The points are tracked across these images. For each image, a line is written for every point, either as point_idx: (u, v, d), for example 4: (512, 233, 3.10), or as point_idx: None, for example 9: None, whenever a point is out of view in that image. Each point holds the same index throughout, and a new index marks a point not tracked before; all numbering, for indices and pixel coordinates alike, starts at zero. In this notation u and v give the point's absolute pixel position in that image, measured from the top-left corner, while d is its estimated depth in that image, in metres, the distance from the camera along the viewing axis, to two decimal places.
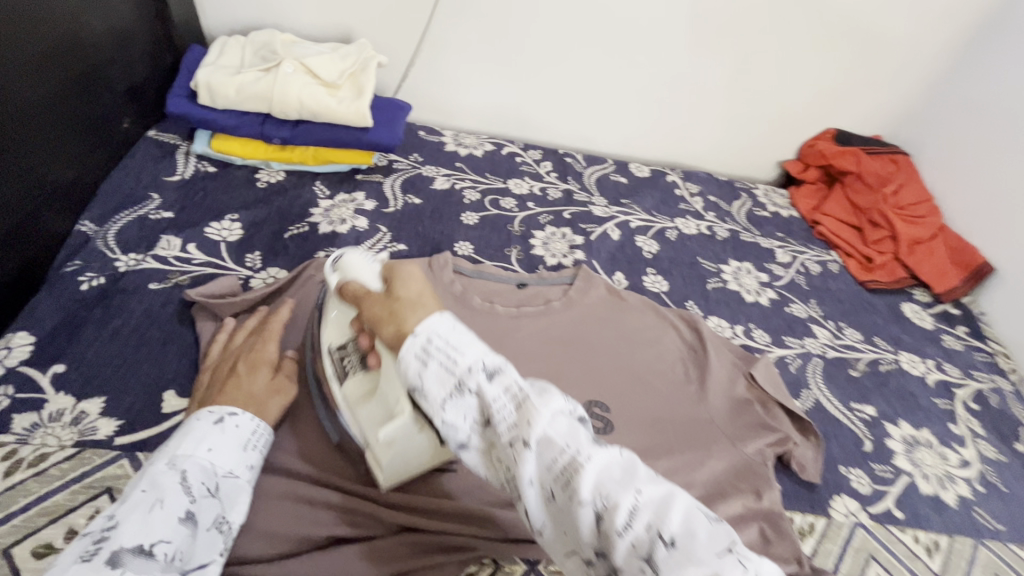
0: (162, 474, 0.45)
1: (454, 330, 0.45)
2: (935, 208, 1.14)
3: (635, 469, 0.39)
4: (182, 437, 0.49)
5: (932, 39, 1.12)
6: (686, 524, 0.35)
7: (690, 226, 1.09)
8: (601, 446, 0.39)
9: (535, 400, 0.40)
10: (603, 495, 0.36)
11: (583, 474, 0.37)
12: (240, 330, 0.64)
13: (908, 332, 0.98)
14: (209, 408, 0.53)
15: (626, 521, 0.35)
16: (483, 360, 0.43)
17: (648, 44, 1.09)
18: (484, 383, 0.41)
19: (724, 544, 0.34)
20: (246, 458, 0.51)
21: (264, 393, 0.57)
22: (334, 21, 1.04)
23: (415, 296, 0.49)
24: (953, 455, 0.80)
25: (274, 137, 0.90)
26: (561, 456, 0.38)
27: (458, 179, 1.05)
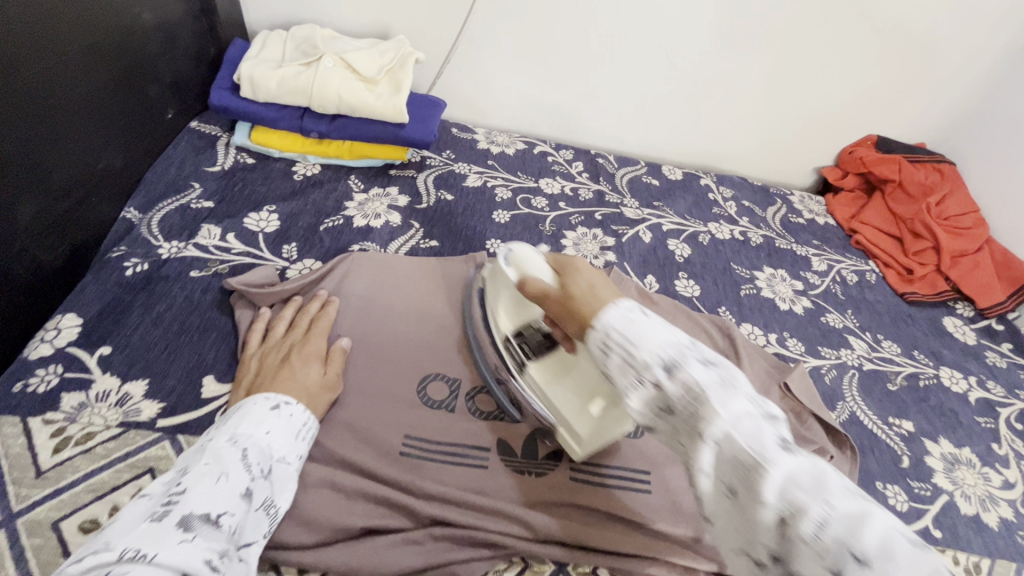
0: (224, 449, 0.47)
1: (647, 322, 0.45)
2: (982, 220, 1.09)
3: (830, 479, 0.35)
4: (241, 417, 0.51)
5: (985, 46, 1.08)
6: (886, 543, 0.32)
7: (723, 231, 1.07)
8: (789, 451, 0.37)
9: (716, 394, 0.39)
10: (789, 498, 0.35)
11: (767, 478, 0.36)
12: (282, 324, 0.66)
13: (949, 347, 0.95)
14: (265, 394, 0.55)
15: (814, 532, 0.33)
16: (672, 346, 0.42)
17: (686, 45, 1.08)
18: (661, 379, 0.41)
19: (923, 562, 0.31)
20: (297, 447, 0.53)
21: (316, 384, 0.60)
22: (373, 18, 1.05)
23: (586, 291, 0.51)
24: (996, 476, 0.77)
25: (312, 131, 0.91)
26: (745, 455, 0.37)
27: (490, 177, 1.05)
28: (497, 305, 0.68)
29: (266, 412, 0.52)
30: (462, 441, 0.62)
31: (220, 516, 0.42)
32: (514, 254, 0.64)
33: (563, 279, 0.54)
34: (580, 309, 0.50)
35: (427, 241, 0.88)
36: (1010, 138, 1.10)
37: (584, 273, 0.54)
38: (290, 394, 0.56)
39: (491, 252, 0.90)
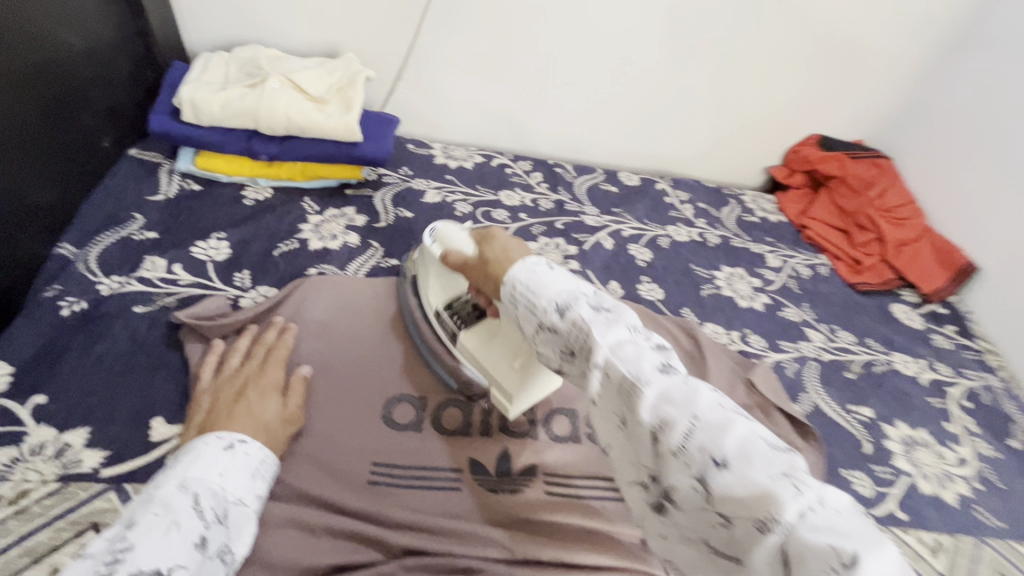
0: (175, 495, 0.44)
1: (550, 274, 0.49)
2: (918, 211, 1.16)
3: (698, 392, 0.39)
4: (191, 459, 0.48)
5: (910, 47, 1.15)
6: (745, 447, 0.36)
7: (681, 233, 1.10)
8: (666, 373, 0.40)
9: (600, 327, 0.43)
10: (661, 415, 0.38)
11: (642, 397, 0.39)
12: (237, 355, 0.63)
13: (899, 333, 0.99)
14: (218, 432, 0.51)
15: (682, 442, 0.37)
16: (571, 291, 0.47)
17: (635, 54, 1.10)
18: (556, 319, 0.45)
19: (779, 467, 0.34)
20: (254, 486, 0.50)
21: (276, 420, 0.57)
22: (320, 37, 1.03)
23: (500, 254, 0.55)
24: (951, 454, 0.80)
25: (261, 153, 0.89)
26: (624, 378, 0.40)
27: (449, 192, 1.04)
28: (428, 285, 0.71)
29: (218, 452, 0.49)
30: (432, 464, 0.61)
31: (171, 570, 0.39)
32: (441, 232, 0.67)
33: (481, 246, 0.58)
34: (494, 270, 0.54)
35: (387, 260, 0.86)
36: (939, 131, 1.16)
37: (500, 239, 0.57)
38: (247, 432, 0.54)
39: None
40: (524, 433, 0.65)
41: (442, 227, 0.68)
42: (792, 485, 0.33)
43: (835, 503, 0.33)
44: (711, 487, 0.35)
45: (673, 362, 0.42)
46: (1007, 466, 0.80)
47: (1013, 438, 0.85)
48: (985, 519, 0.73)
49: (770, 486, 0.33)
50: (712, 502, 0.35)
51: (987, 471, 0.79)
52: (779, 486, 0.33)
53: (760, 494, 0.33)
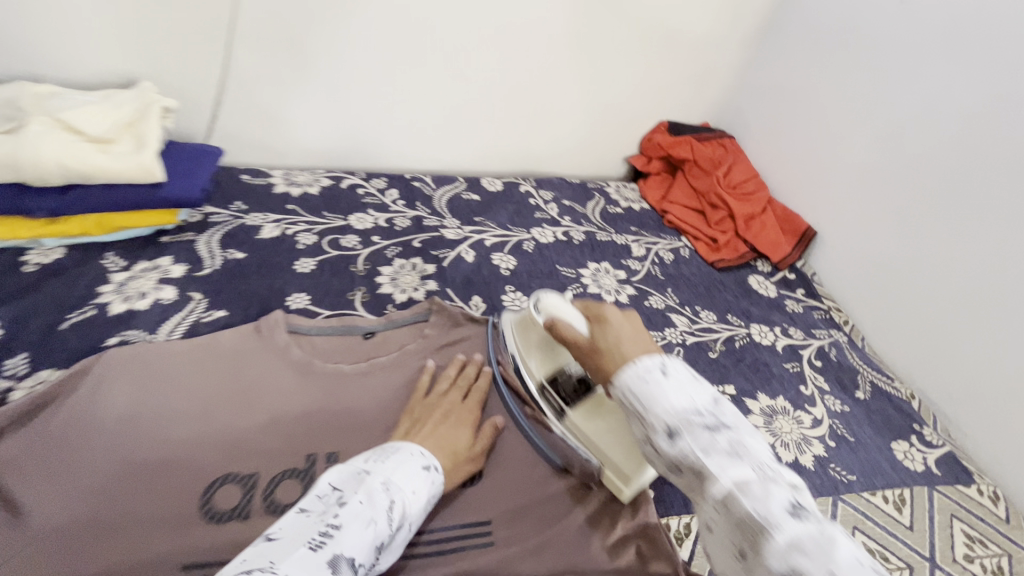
0: (378, 492, 0.51)
1: (665, 383, 0.51)
2: (762, 184, 1.23)
3: (834, 545, 0.39)
4: (398, 465, 0.55)
5: (733, 32, 1.22)
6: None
7: (546, 234, 1.08)
8: (798, 521, 0.41)
9: (718, 459, 0.45)
10: (792, 563, 0.39)
11: (772, 543, 0.40)
12: (446, 380, 0.71)
13: (756, 304, 1.04)
14: (420, 449, 0.59)
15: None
16: (686, 410, 0.49)
17: (473, 58, 1.08)
18: (702, 428, 0.47)
19: None
20: (426, 511, 0.56)
21: (461, 447, 0.63)
22: (108, 65, 0.90)
23: (613, 344, 0.58)
24: (807, 417, 0.84)
25: (38, 210, 0.75)
26: (750, 518, 0.42)
27: (290, 223, 0.95)
28: (530, 357, 0.72)
29: (419, 469, 0.56)
30: None
31: (356, 563, 0.46)
32: (545, 303, 0.67)
33: (596, 329, 0.61)
34: (608, 363, 0.57)
35: (211, 312, 0.76)
36: (770, 107, 1.24)
37: (615, 326, 0.60)
38: (438, 457, 0.60)
39: (292, 308, 0.80)
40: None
41: (546, 296, 0.68)
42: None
43: None
44: None
45: (807, 509, 0.42)
46: (854, 417, 0.86)
47: (859, 389, 0.91)
48: (839, 475, 0.77)
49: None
50: None
51: (838, 426, 0.84)
52: None
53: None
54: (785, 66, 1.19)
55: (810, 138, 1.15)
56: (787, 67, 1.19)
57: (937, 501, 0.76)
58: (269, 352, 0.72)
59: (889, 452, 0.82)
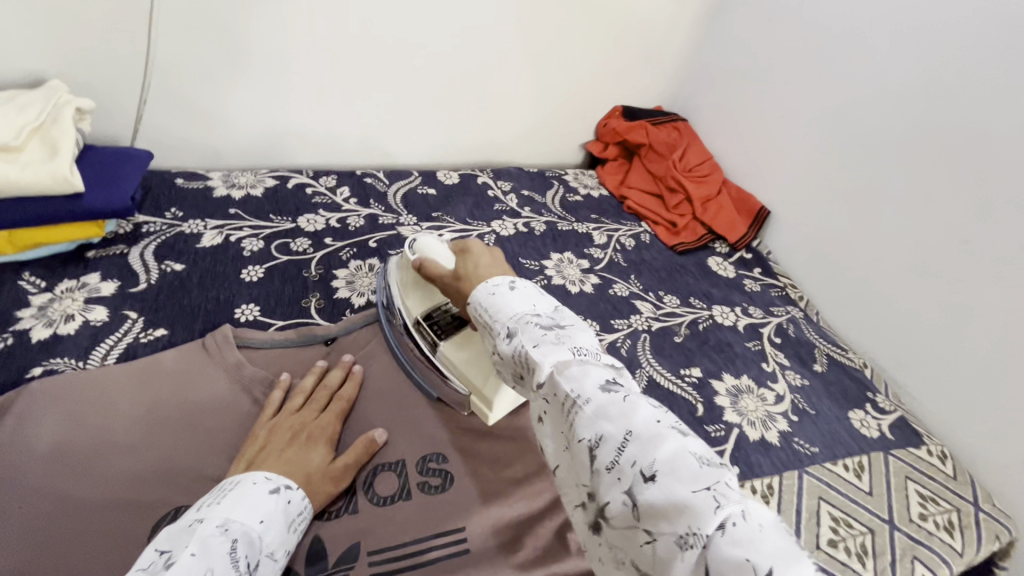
0: (213, 539, 0.45)
1: (509, 295, 0.56)
2: (716, 166, 1.24)
3: (634, 410, 0.44)
4: (238, 499, 0.49)
5: (682, 14, 1.22)
6: (673, 461, 0.40)
7: (507, 227, 1.06)
8: (606, 392, 0.45)
9: (544, 349, 0.49)
10: (597, 430, 0.43)
11: (582, 415, 0.44)
12: (300, 396, 0.65)
13: (717, 285, 1.06)
14: (265, 473, 0.53)
15: (613, 457, 0.42)
16: (525, 314, 0.53)
17: (422, 46, 1.04)
18: (535, 327, 0.52)
19: (703, 483, 0.39)
20: (287, 539, 0.50)
21: (317, 466, 0.58)
22: (12, 63, 0.80)
23: (473, 269, 0.64)
24: (770, 393, 0.86)
25: None
26: (566, 397, 0.46)
27: (233, 229, 0.89)
28: (405, 289, 0.75)
29: (264, 494, 0.50)
30: None
31: None
32: (420, 243, 0.72)
33: (460, 257, 0.67)
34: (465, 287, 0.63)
35: (150, 332, 0.70)
36: (719, 89, 1.25)
37: (479, 255, 0.66)
38: (289, 475, 0.54)
39: (242, 321, 0.75)
40: (330, 513, 0.58)
41: (421, 237, 0.73)
42: (710, 498, 0.38)
43: (758, 519, 0.37)
44: (639, 499, 0.40)
45: (619, 384, 0.47)
46: (814, 390, 0.89)
47: (817, 362, 0.94)
48: (803, 449, 0.79)
49: (688, 498, 0.38)
50: (638, 512, 0.40)
51: (800, 401, 0.86)
52: (694, 494, 0.38)
53: (676, 504, 0.38)
54: (732, 48, 1.21)
55: (759, 119, 1.17)
56: (734, 49, 1.21)
57: (893, 465, 0.80)
58: (216, 370, 0.67)
59: (846, 421, 0.85)
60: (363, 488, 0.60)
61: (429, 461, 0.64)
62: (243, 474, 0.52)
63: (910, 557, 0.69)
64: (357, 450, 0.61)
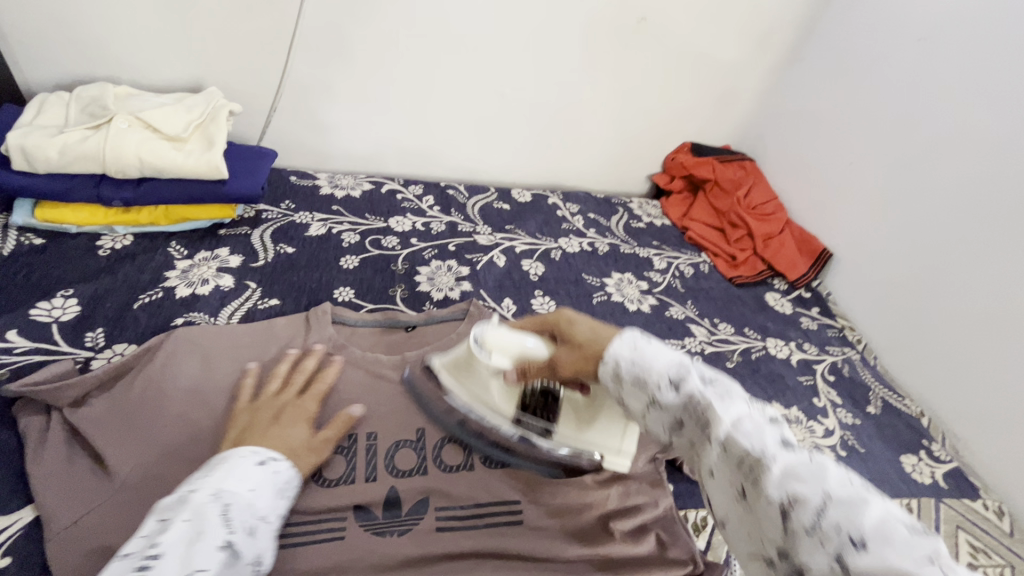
0: (207, 505, 0.48)
1: (653, 352, 0.52)
2: (780, 206, 1.28)
3: (827, 470, 0.39)
4: (226, 471, 0.52)
5: (757, 62, 1.29)
6: (882, 527, 0.35)
7: (573, 244, 1.14)
8: (789, 450, 0.42)
9: (718, 402, 0.46)
10: (789, 490, 0.39)
11: (770, 471, 0.40)
12: (276, 380, 0.68)
13: (772, 319, 1.09)
14: (252, 448, 0.57)
15: (814, 521, 0.37)
16: (679, 367, 0.50)
17: (512, 77, 1.15)
18: (697, 384, 0.48)
19: (926, 554, 0.33)
20: (278, 505, 0.54)
21: (301, 443, 0.62)
22: (182, 72, 0.98)
23: (591, 336, 0.59)
24: (819, 427, 0.88)
25: (114, 199, 0.82)
26: (746, 454, 0.42)
27: (335, 223, 1.01)
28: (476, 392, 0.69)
29: (252, 466, 0.54)
30: (317, 518, 0.60)
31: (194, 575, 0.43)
32: (489, 338, 0.65)
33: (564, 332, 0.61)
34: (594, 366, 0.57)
35: (266, 301, 0.83)
36: (789, 133, 1.30)
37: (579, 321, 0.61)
38: (276, 449, 0.59)
39: (339, 301, 0.86)
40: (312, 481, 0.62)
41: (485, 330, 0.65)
42: (941, 571, 0.32)
43: None
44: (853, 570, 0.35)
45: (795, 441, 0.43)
46: (866, 430, 0.90)
47: (871, 405, 0.95)
48: None
49: (916, 571, 0.33)
50: None
51: (849, 438, 0.87)
52: (925, 569, 0.33)
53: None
54: (805, 95, 1.26)
55: (826, 164, 1.20)
56: (807, 96, 1.25)
57: (944, 512, 0.80)
58: (315, 338, 0.78)
59: (898, 464, 0.85)
60: (432, 455, 0.68)
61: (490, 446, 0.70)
62: (230, 452, 0.56)
63: None
64: (335, 427, 0.65)
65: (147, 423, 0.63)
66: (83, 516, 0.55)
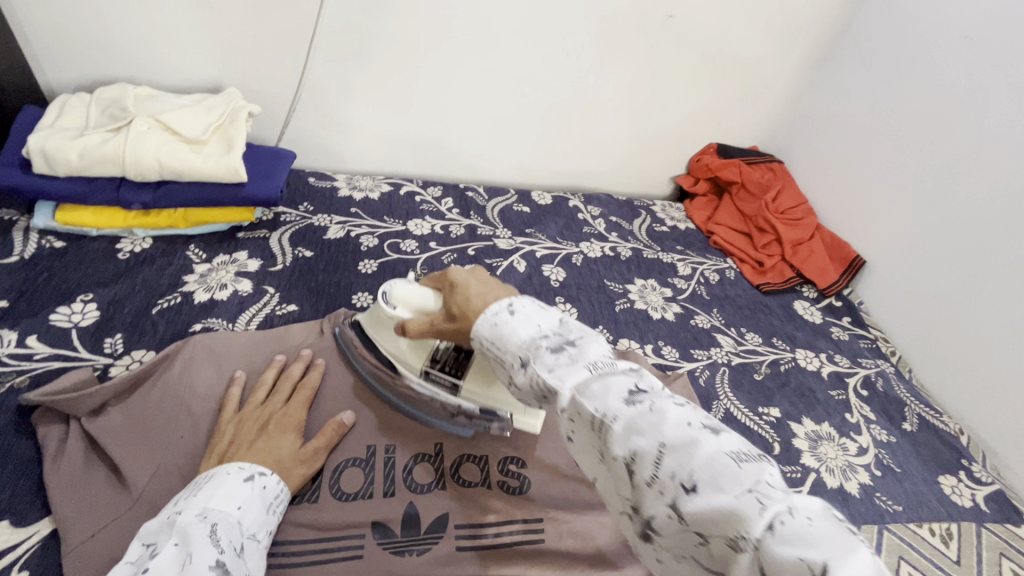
0: (191, 526, 0.48)
1: (512, 320, 0.50)
2: (810, 210, 1.23)
3: (664, 417, 0.40)
4: (213, 489, 0.52)
5: (788, 60, 1.24)
6: (709, 466, 0.36)
7: (594, 249, 1.11)
8: (632, 403, 0.41)
9: (561, 373, 0.45)
10: (631, 446, 0.40)
11: (614, 432, 0.41)
12: (263, 388, 0.67)
13: (801, 328, 1.05)
14: (239, 463, 0.56)
15: (652, 472, 0.38)
16: (533, 337, 0.49)
17: (533, 77, 1.12)
18: (547, 355, 0.47)
19: (742, 485, 0.35)
20: (267, 522, 0.53)
21: (292, 454, 0.60)
22: (202, 73, 0.97)
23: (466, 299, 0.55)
24: (852, 444, 0.84)
25: (133, 202, 0.82)
26: (596, 418, 0.42)
27: (354, 226, 1.00)
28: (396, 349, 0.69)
29: (239, 482, 0.53)
30: (335, 535, 0.58)
31: None
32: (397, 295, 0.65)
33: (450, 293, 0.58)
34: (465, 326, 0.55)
35: (284, 306, 0.81)
36: (820, 134, 1.25)
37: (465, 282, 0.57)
38: (262, 463, 0.57)
39: (358, 307, 0.85)
40: (301, 496, 0.61)
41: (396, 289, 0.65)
42: (756, 502, 0.33)
43: (806, 511, 0.33)
44: (685, 514, 0.36)
45: (645, 389, 0.43)
46: (901, 449, 0.86)
47: (906, 421, 0.91)
48: (885, 505, 0.77)
49: (734, 505, 0.34)
50: (688, 525, 0.36)
51: (884, 456, 0.84)
52: (744, 504, 0.34)
53: (725, 513, 0.34)
54: (838, 95, 1.21)
55: (859, 167, 1.16)
56: (840, 96, 1.20)
57: (986, 538, 0.76)
58: (333, 346, 0.76)
59: (936, 485, 0.81)
60: (451, 470, 0.66)
61: (509, 462, 0.68)
62: (217, 469, 0.55)
63: None
64: (325, 435, 0.64)
65: (163, 434, 0.62)
66: (100, 530, 0.54)
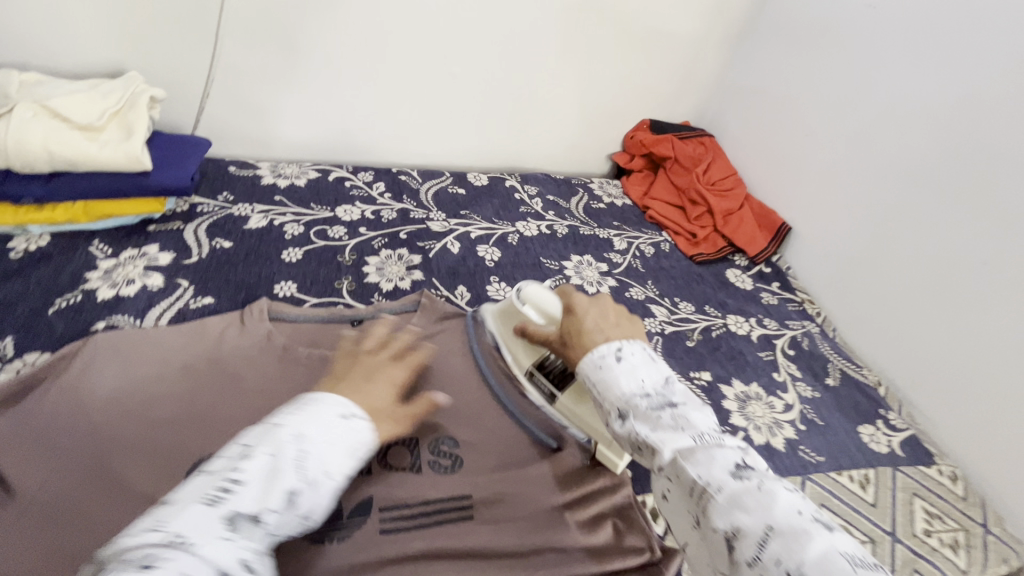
0: (289, 444, 0.47)
1: (619, 367, 0.54)
2: (740, 182, 1.27)
3: (773, 499, 0.41)
4: (315, 413, 0.50)
5: (712, 35, 1.26)
6: (821, 559, 0.37)
7: (530, 228, 1.11)
8: (738, 479, 0.43)
9: (664, 433, 0.48)
10: (733, 522, 0.41)
11: (716, 504, 0.42)
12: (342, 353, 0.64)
13: (733, 295, 1.08)
14: (343, 399, 0.54)
15: (755, 553, 0.39)
16: (636, 392, 0.52)
17: (460, 55, 1.10)
18: (647, 410, 0.49)
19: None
20: (349, 464, 0.50)
21: (384, 405, 0.58)
22: (99, 57, 0.91)
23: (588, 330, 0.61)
24: (779, 402, 0.87)
25: (23, 196, 0.76)
26: (696, 484, 0.44)
27: (278, 214, 0.96)
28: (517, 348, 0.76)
29: (336, 416, 0.51)
30: None
31: (260, 513, 0.43)
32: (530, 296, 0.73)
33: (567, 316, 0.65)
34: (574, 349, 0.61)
35: (199, 299, 0.78)
36: (748, 107, 1.28)
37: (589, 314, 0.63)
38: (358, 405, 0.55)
39: (280, 296, 0.82)
40: None
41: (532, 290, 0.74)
42: None
43: None
44: None
45: (749, 466, 0.44)
46: (824, 403, 0.89)
47: (829, 376, 0.95)
48: (808, 457, 0.80)
49: None
50: None
51: (808, 411, 0.87)
52: None
53: None
54: (761, 68, 1.24)
55: (783, 137, 1.19)
56: (763, 69, 1.23)
57: (900, 480, 0.80)
58: (252, 337, 0.73)
59: (855, 435, 0.86)
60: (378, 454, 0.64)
61: (441, 443, 0.67)
62: (312, 394, 0.54)
63: (910, 569, 0.69)
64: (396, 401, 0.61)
65: (57, 436, 0.58)
66: None
